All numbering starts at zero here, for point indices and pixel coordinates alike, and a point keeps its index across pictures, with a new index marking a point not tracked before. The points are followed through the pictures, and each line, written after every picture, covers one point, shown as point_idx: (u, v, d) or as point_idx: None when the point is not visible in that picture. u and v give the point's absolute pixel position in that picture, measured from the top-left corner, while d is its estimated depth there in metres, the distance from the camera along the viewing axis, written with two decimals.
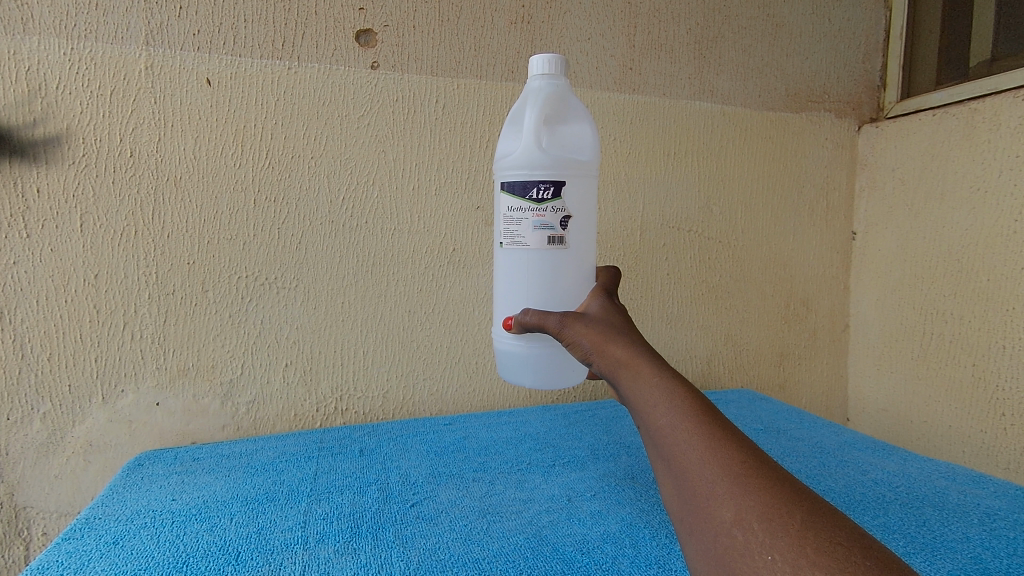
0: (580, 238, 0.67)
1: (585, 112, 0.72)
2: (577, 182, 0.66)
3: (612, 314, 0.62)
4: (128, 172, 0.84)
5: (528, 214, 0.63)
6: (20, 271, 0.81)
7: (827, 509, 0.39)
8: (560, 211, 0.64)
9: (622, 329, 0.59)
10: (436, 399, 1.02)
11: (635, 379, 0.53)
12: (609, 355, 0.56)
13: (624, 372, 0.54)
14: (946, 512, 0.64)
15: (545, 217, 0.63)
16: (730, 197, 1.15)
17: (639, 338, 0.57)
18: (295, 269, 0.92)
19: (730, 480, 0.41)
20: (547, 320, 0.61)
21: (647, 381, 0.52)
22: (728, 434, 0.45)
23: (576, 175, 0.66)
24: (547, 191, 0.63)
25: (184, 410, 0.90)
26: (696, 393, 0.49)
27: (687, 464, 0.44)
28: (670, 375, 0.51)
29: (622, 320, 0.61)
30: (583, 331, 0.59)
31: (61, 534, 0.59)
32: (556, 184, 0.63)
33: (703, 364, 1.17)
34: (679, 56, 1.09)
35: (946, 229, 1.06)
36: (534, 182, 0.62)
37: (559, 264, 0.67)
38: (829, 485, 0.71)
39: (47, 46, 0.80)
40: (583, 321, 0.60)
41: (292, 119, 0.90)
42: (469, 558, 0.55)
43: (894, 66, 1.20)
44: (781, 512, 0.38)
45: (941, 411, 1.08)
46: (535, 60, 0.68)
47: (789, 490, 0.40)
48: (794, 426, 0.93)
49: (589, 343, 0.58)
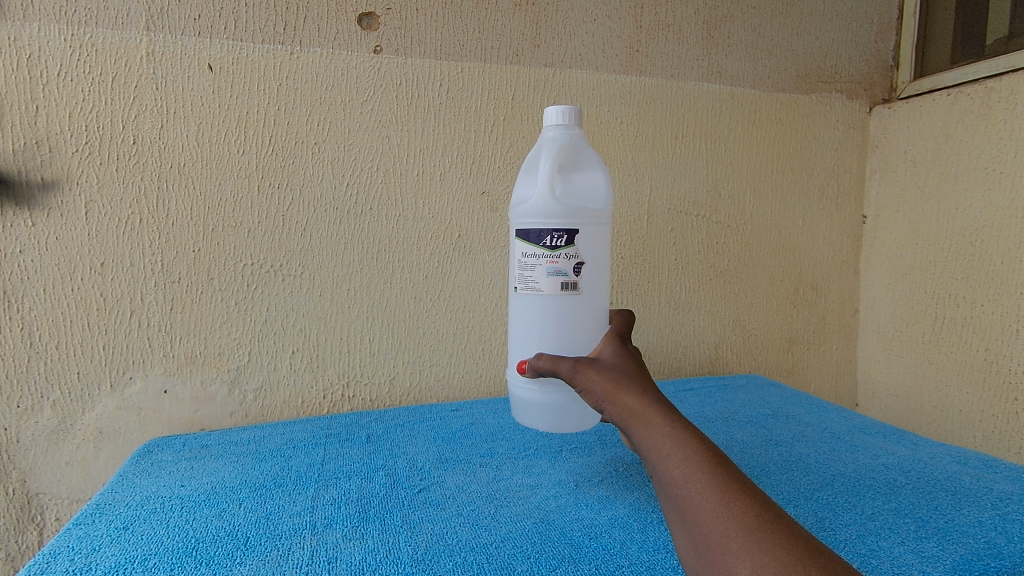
0: (593, 284, 0.66)
1: (599, 161, 0.72)
2: (590, 229, 0.66)
3: (623, 358, 0.61)
4: (132, 159, 0.84)
5: (543, 260, 0.63)
6: (27, 260, 0.81)
7: (842, 567, 0.38)
8: (573, 257, 0.63)
9: (634, 375, 0.58)
10: (443, 386, 1.02)
11: (646, 428, 0.52)
12: (620, 404, 0.55)
13: (635, 421, 0.53)
14: (958, 497, 0.63)
15: (559, 263, 0.63)
16: (739, 180, 1.13)
17: (652, 388, 0.57)
18: (301, 256, 0.92)
19: (745, 535, 0.41)
20: (560, 365, 0.60)
21: (658, 431, 0.51)
22: (741, 487, 0.45)
23: (589, 223, 0.65)
24: (561, 237, 0.62)
25: (192, 397, 0.90)
26: (708, 447, 0.49)
27: (700, 516, 0.44)
28: (682, 428, 0.51)
29: (634, 366, 0.60)
30: (594, 376, 0.58)
31: (73, 519, 0.60)
32: (571, 231, 0.62)
33: (711, 350, 1.16)
34: (687, 37, 1.07)
35: (959, 212, 1.04)
36: (549, 230, 0.62)
37: (573, 308, 0.66)
38: (838, 470, 0.70)
39: (47, 32, 0.79)
40: (595, 367, 0.58)
41: (295, 105, 0.89)
42: (477, 544, 0.55)
43: (908, 45, 1.17)
44: (797, 568, 0.38)
45: (952, 396, 1.07)
46: (548, 110, 0.67)
47: (802, 548, 0.40)
48: (803, 411, 0.92)
49: (602, 390, 0.56)
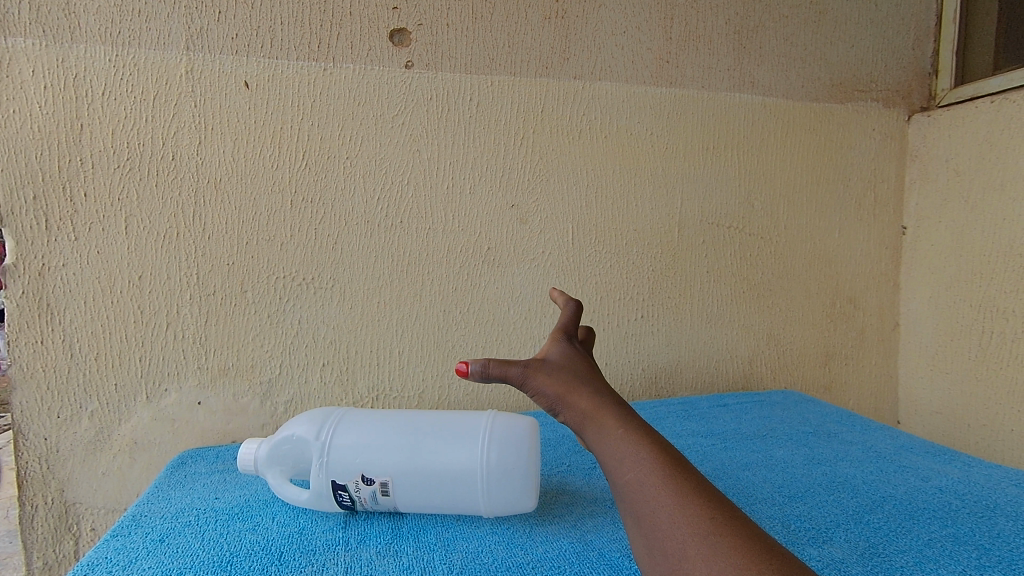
0: (373, 451, 0.60)
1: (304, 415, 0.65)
2: (334, 454, 0.60)
3: (574, 357, 0.60)
4: (171, 174, 0.86)
5: (357, 486, 0.59)
6: (69, 273, 0.83)
7: (800, 569, 0.37)
8: (355, 486, 0.59)
9: (586, 375, 0.57)
10: (472, 400, 1.00)
11: (600, 431, 0.52)
12: (573, 406, 0.55)
13: (589, 423, 0.54)
14: (1021, 523, 0.59)
15: (361, 486, 0.59)
16: (772, 191, 1.11)
17: (601, 386, 0.56)
18: (332, 269, 0.92)
19: (702, 541, 0.40)
20: (510, 370, 0.56)
21: (612, 434, 0.51)
22: (696, 489, 0.44)
23: (317, 463, 0.60)
24: (344, 495, 0.60)
25: (225, 409, 0.91)
26: (660, 445, 0.49)
27: (658, 523, 0.43)
28: (635, 430, 0.51)
29: (585, 365, 0.59)
30: (546, 376, 0.56)
31: (110, 531, 0.60)
32: (339, 486, 0.59)
33: (745, 365, 1.12)
34: (717, 48, 1.06)
35: (1006, 222, 1.00)
36: (338, 495, 0.60)
37: (406, 460, 0.59)
38: (889, 492, 0.67)
39: (93, 53, 0.82)
40: (545, 368, 0.57)
41: (328, 120, 0.91)
42: (513, 563, 0.54)
43: (947, 51, 1.15)
44: (757, 575, 0.37)
45: (1003, 415, 1.02)
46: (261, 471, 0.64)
47: (762, 551, 0.39)
48: (845, 429, 0.89)
49: (554, 392, 0.56)
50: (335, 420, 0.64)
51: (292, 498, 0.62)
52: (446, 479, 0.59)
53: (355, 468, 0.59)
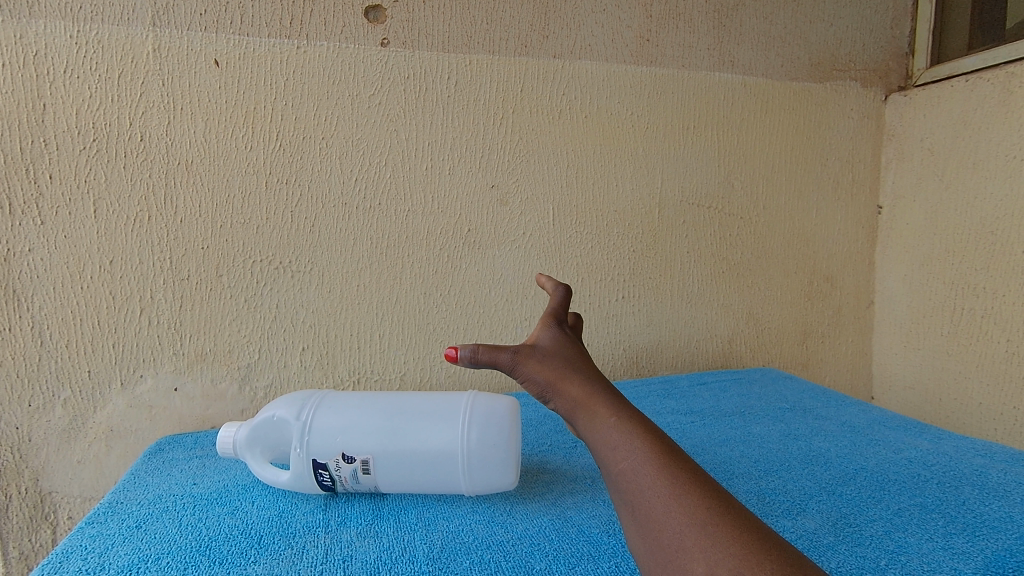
0: (353, 428, 0.60)
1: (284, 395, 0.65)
2: (313, 432, 0.60)
3: (565, 342, 0.59)
4: (140, 156, 0.83)
5: (338, 464, 0.59)
6: (36, 259, 0.81)
7: (797, 557, 0.38)
8: (335, 465, 0.59)
9: (577, 361, 0.57)
10: (454, 382, 1.00)
11: (592, 420, 0.52)
12: (565, 394, 0.54)
13: (580, 411, 0.53)
14: (986, 491, 0.61)
15: (342, 463, 0.59)
16: (752, 171, 1.12)
17: (592, 371, 0.55)
18: (310, 252, 0.91)
19: (699, 532, 0.40)
20: (499, 356, 0.55)
21: (604, 422, 0.50)
22: (692, 478, 0.44)
23: (297, 442, 0.60)
24: (325, 474, 0.59)
25: (203, 395, 0.90)
26: (654, 433, 0.48)
27: (654, 514, 0.43)
28: (627, 417, 0.50)
29: (575, 351, 0.58)
30: (535, 366, 0.56)
31: (86, 518, 0.59)
32: (320, 465, 0.59)
33: (724, 343, 1.14)
34: (697, 26, 1.05)
35: (979, 200, 1.02)
36: (319, 475, 0.59)
37: (388, 436, 0.59)
38: (861, 464, 0.69)
39: (53, 29, 0.78)
40: (537, 355, 0.56)
41: (302, 100, 0.88)
42: (493, 541, 0.54)
43: (924, 31, 1.15)
44: (755, 566, 0.37)
45: (972, 388, 1.05)
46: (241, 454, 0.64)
47: (759, 541, 0.39)
48: (821, 405, 0.90)
49: (545, 380, 0.55)
50: (316, 400, 0.64)
51: (274, 480, 0.62)
52: (428, 456, 0.59)
53: (336, 446, 0.59)
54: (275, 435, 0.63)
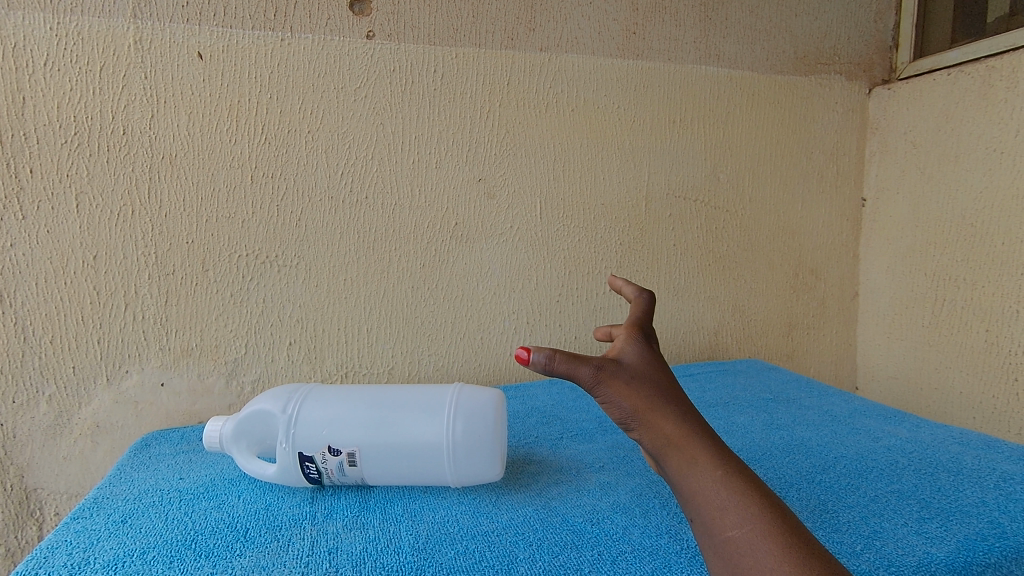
0: (340, 421, 0.60)
1: (270, 390, 0.65)
2: (300, 426, 0.60)
3: (650, 361, 0.53)
4: (123, 150, 0.83)
5: (325, 457, 0.59)
6: (18, 254, 0.80)
7: None
8: (322, 458, 0.59)
9: (667, 390, 0.51)
10: (442, 375, 1.00)
11: (692, 468, 0.47)
12: (656, 430, 0.49)
13: (672, 453, 0.48)
14: (961, 477, 0.63)
15: (329, 456, 0.59)
16: (738, 164, 1.12)
17: (682, 407, 0.50)
18: (296, 246, 0.91)
19: None
20: (580, 369, 0.49)
21: (710, 475, 0.46)
22: (820, 562, 0.40)
23: (284, 436, 0.60)
24: (312, 467, 0.60)
25: (189, 390, 0.89)
26: (765, 497, 0.45)
27: None
28: (735, 472, 0.46)
29: (664, 373, 0.52)
30: (624, 392, 0.50)
31: (71, 514, 0.59)
32: (307, 458, 0.59)
33: (711, 335, 1.15)
34: (683, 19, 1.06)
35: (960, 192, 1.04)
36: (306, 468, 0.60)
37: (375, 429, 0.60)
38: (841, 452, 0.70)
39: (32, 21, 0.77)
40: (622, 377, 0.50)
41: (287, 93, 0.88)
42: (478, 531, 0.55)
43: (907, 24, 1.16)
44: None
45: (953, 378, 1.07)
46: (227, 448, 0.64)
47: None
48: (804, 395, 0.92)
49: (633, 409, 0.49)
50: (302, 393, 0.64)
51: (259, 473, 0.62)
52: (413, 448, 0.59)
53: (322, 440, 0.59)
54: (261, 429, 0.64)
